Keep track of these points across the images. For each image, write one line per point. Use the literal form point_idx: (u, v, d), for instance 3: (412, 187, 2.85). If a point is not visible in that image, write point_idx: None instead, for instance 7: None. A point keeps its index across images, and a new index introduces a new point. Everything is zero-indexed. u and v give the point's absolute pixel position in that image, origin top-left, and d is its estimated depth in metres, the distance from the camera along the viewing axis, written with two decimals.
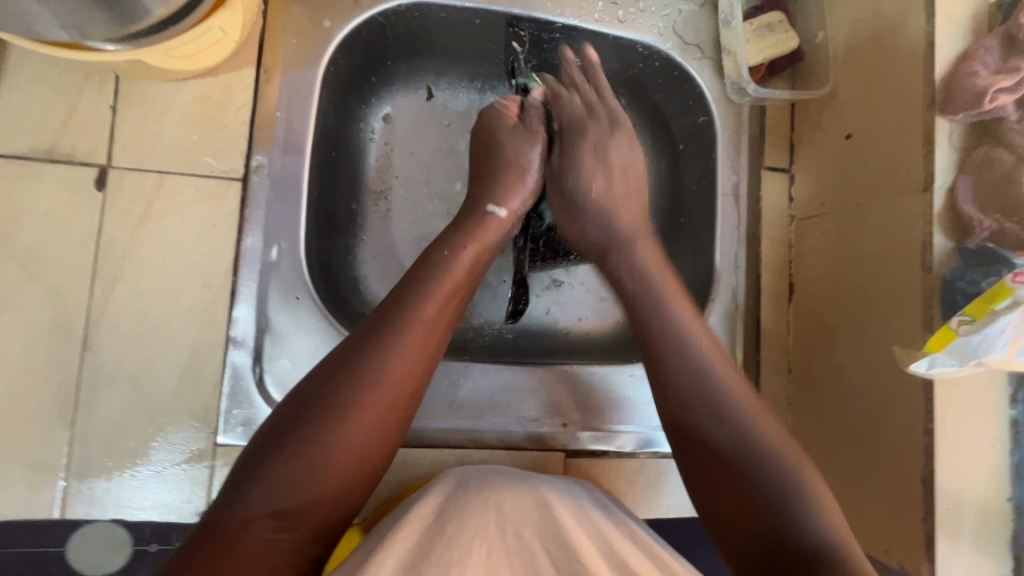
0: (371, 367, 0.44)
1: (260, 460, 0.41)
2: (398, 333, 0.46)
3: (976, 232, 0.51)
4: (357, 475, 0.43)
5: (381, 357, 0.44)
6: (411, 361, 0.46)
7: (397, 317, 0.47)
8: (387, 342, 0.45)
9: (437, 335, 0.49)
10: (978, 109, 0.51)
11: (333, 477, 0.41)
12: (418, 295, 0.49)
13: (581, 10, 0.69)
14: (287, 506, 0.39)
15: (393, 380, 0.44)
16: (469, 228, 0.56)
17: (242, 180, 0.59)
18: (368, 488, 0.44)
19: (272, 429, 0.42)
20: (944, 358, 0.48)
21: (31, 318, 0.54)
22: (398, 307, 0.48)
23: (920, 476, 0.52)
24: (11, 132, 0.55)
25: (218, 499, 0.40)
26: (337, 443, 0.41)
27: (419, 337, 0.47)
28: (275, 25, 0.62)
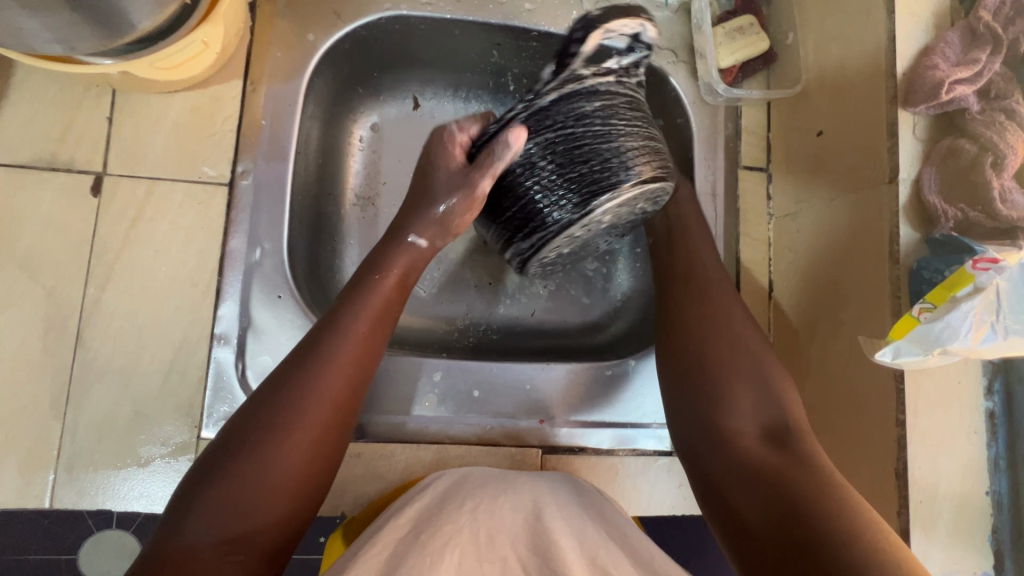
0: (306, 389, 0.47)
1: (201, 489, 0.42)
2: (331, 355, 0.49)
3: (941, 222, 0.52)
4: (298, 494, 0.45)
5: (315, 379, 0.47)
6: (344, 376, 0.49)
7: (325, 341, 0.50)
8: (320, 364, 0.48)
9: (371, 353, 0.52)
10: (937, 100, 0.51)
11: (274, 497, 0.43)
12: (346, 317, 0.51)
13: (556, 18, 0.71)
14: (232, 529, 0.41)
15: (325, 401, 0.47)
16: (390, 250, 0.56)
17: (228, 186, 0.62)
18: (311, 505, 0.46)
19: (210, 458, 0.44)
20: (909, 348, 0.48)
21: (27, 315, 0.57)
22: (326, 330, 0.50)
23: (894, 470, 0.51)
24: (15, 142, 0.59)
25: (161, 529, 0.42)
26: (275, 463, 0.44)
27: (348, 356, 0.50)
28: (262, 40, 0.65)
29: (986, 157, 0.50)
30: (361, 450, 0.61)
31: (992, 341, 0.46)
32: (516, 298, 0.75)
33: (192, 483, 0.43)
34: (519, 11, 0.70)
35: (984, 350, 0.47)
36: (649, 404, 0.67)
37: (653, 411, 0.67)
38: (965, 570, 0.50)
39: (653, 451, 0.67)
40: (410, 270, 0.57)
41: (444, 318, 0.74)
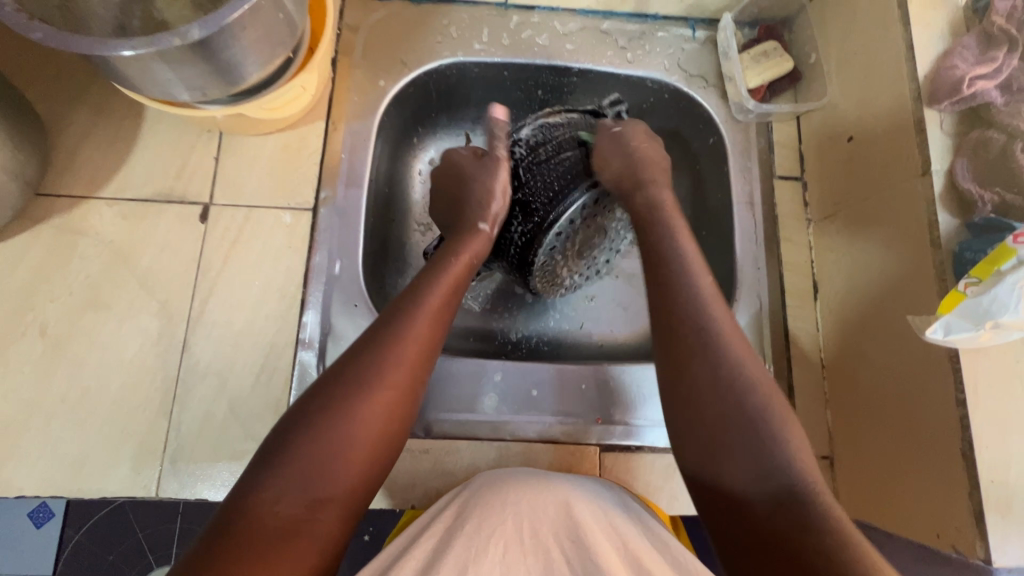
0: (380, 364, 0.50)
1: (285, 445, 0.46)
2: (405, 331, 0.53)
3: (979, 207, 0.54)
4: (374, 453, 0.48)
5: (391, 352, 0.51)
6: (416, 350, 0.53)
7: (403, 312, 0.54)
8: (393, 344, 0.52)
9: (439, 330, 0.56)
10: (959, 96, 0.55)
11: (354, 452, 0.47)
12: (418, 296, 0.56)
13: (593, 55, 0.80)
14: (315, 480, 0.45)
15: (404, 372, 0.51)
16: (460, 239, 0.63)
17: (312, 211, 0.71)
18: (384, 464, 0.50)
19: (287, 424, 0.47)
20: (959, 323, 0.49)
21: (145, 325, 0.66)
22: (403, 305, 0.55)
23: (960, 451, 0.51)
24: (142, 180, 0.70)
25: (250, 476, 0.45)
26: (357, 423, 0.48)
27: (422, 330, 0.54)
28: (341, 87, 0.76)
29: (1015, 143, 0.53)
30: (429, 445, 0.66)
31: None
32: (567, 313, 0.82)
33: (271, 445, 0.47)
34: (561, 52, 0.79)
35: None
36: None
37: None
38: None
39: None
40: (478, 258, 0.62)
41: (499, 331, 0.80)
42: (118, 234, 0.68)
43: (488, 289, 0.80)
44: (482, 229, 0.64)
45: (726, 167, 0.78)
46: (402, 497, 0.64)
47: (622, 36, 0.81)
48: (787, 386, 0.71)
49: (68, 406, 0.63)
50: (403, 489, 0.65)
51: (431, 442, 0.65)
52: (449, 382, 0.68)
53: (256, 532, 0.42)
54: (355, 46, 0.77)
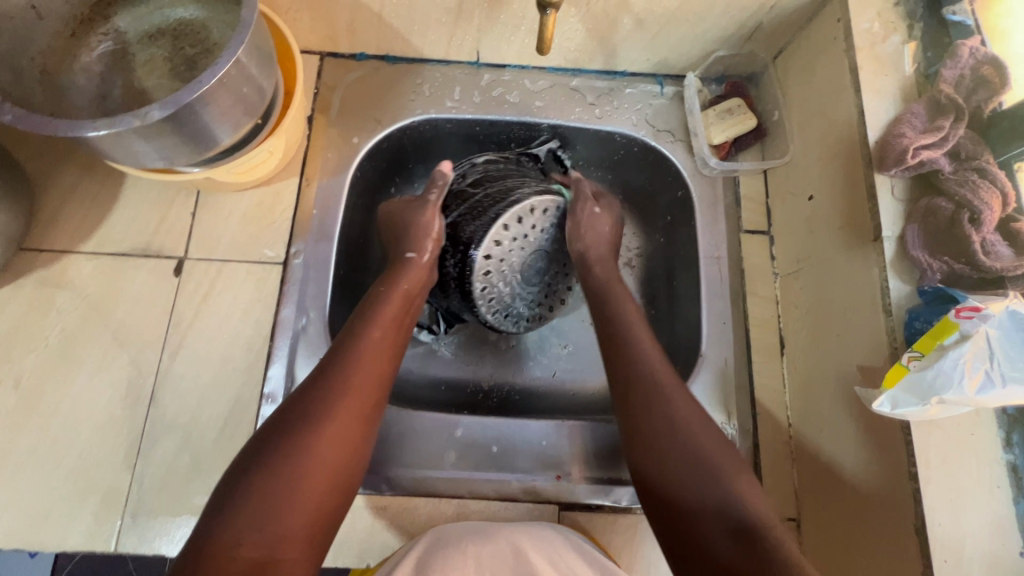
0: (330, 399, 0.54)
1: (240, 482, 0.48)
2: (353, 364, 0.56)
3: (928, 275, 0.53)
4: (329, 483, 0.51)
5: (340, 384, 0.55)
6: (365, 381, 0.56)
7: (349, 345, 0.58)
8: (342, 379, 0.55)
9: (387, 359, 0.60)
10: (906, 164, 0.55)
11: (308, 484, 0.50)
12: (364, 328, 0.60)
13: (562, 110, 0.82)
14: (273, 514, 0.47)
15: (352, 402, 0.55)
16: (394, 272, 0.66)
17: (283, 265, 0.73)
18: (343, 491, 0.53)
19: (241, 463, 0.50)
20: (906, 397, 0.48)
21: (115, 378, 0.68)
22: (350, 339, 0.59)
23: (913, 526, 0.50)
24: (122, 235, 0.73)
25: (208, 517, 0.48)
26: (309, 456, 0.50)
27: (369, 361, 0.57)
28: (316, 144, 0.78)
29: (963, 214, 0.53)
30: (388, 501, 0.66)
31: (992, 391, 0.47)
32: (539, 361, 0.82)
33: (227, 483, 0.49)
34: (531, 108, 0.82)
35: (985, 399, 0.47)
36: None
37: None
38: None
39: None
40: (418, 287, 0.66)
41: (469, 379, 0.80)
42: (95, 288, 0.70)
43: (459, 337, 0.81)
44: (411, 257, 0.67)
45: (693, 221, 0.79)
46: (359, 554, 0.64)
47: (591, 93, 0.82)
48: (753, 444, 0.70)
49: (36, 458, 0.64)
50: (360, 546, 0.64)
51: (389, 498, 0.66)
52: (410, 436, 0.68)
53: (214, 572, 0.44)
54: (331, 105, 0.80)
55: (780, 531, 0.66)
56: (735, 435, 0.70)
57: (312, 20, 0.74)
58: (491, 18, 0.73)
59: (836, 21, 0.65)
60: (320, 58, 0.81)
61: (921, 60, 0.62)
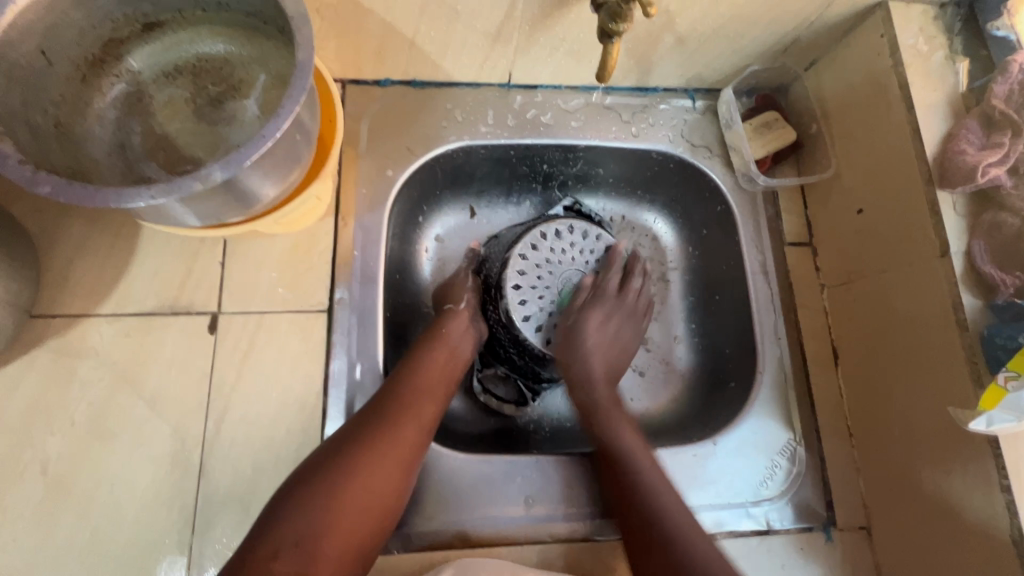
0: (387, 434, 0.57)
1: (290, 497, 0.51)
2: (403, 400, 0.60)
3: (1001, 290, 0.55)
4: (371, 509, 0.53)
5: (391, 418, 0.58)
6: (414, 418, 0.59)
7: (400, 383, 0.62)
8: (399, 415, 0.58)
9: (435, 399, 0.63)
10: (973, 183, 0.57)
11: (351, 504, 0.52)
12: (412, 370, 0.63)
13: (599, 130, 0.80)
14: (317, 530, 0.49)
15: (400, 436, 0.57)
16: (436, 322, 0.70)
17: (328, 312, 0.68)
18: (384, 519, 0.55)
19: (298, 478, 0.52)
20: (1003, 415, 0.50)
21: (156, 452, 0.62)
22: (402, 378, 0.62)
23: (1010, 536, 0.52)
24: (144, 293, 0.66)
25: (256, 528, 0.50)
26: (355, 482, 0.53)
27: (417, 400, 0.61)
28: (348, 179, 0.74)
29: None
30: (468, 554, 0.63)
31: None
32: None
33: (279, 498, 0.52)
34: (567, 130, 0.79)
35: None
36: (738, 486, 0.68)
37: (744, 490, 0.68)
38: None
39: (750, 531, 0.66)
40: (459, 334, 0.70)
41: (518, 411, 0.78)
42: (121, 354, 0.64)
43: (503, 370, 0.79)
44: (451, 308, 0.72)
45: (737, 236, 0.79)
46: None
47: (626, 111, 0.81)
48: (819, 457, 0.70)
49: (78, 551, 0.58)
50: None
51: (468, 550, 0.63)
52: (481, 484, 0.66)
53: None
54: (359, 135, 0.76)
55: (855, 541, 0.67)
56: (802, 451, 0.70)
57: (338, 48, 0.69)
58: (530, 40, 0.70)
59: (878, 36, 0.66)
60: (342, 85, 0.77)
61: (968, 74, 0.63)
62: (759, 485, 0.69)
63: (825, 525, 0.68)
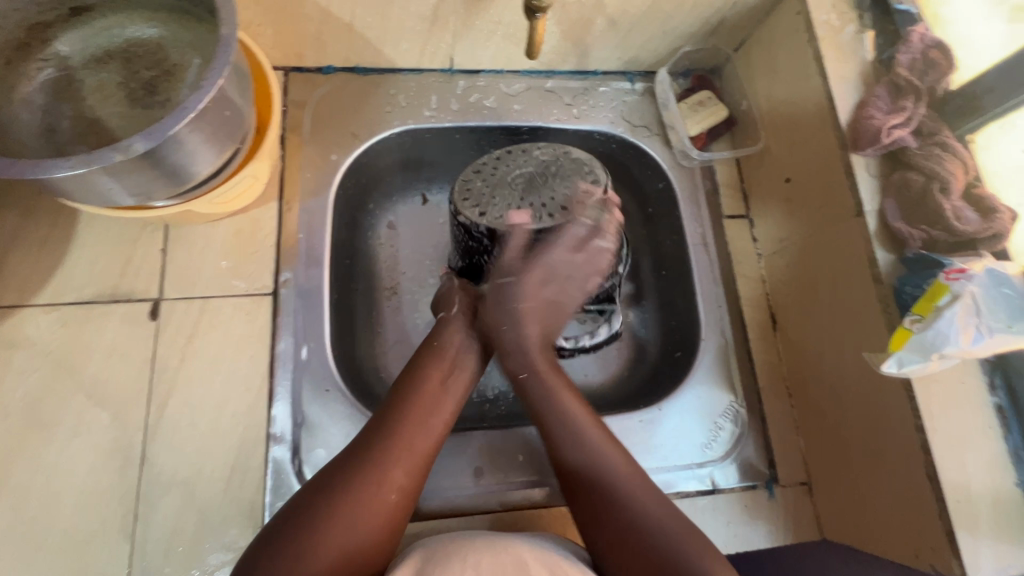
0: (371, 476, 0.51)
1: (263, 554, 0.46)
2: (394, 438, 0.54)
3: (910, 243, 0.58)
4: (352, 563, 0.48)
5: (380, 459, 0.53)
6: (405, 461, 0.54)
7: (392, 416, 0.56)
8: (387, 452, 0.53)
9: (434, 434, 0.57)
10: (880, 143, 0.60)
11: (331, 561, 0.47)
12: (410, 398, 0.58)
13: (541, 113, 0.82)
14: None
15: (391, 481, 0.52)
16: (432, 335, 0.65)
17: (273, 295, 0.68)
18: (368, 575, 0.50)
19: (271, 535, 0.48)
20: (910, 356, 0.54)
21: (97, 441, 0.61)
22: (393, 411, 0.57)
23: (926, 473, 0.55)
24: (82, 282, 0.65)
25: None
26: (333, 535, 0.47)
27: (412, 438, 0.55)
28: (292, 164, 0.74)
29: (934, 184, 0.59)
30: (419, 527, 0.63)
31: (982, 341, 0.52)
32: None
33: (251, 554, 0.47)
34: (510, 113, 0.81)
35: (976, 349, 0.53)
36: (684, 448, 0.70)
37: (691, 452, 0.70)
38: (1019, 565, 0.52)
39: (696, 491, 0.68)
40: (462, 347, 0.65)
41: (474, 390, 0.79)
42: (58, 343, 0.63)
43: None
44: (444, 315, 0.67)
45: (678, 211, 0.81)
46: None
47: (567, 93, 0.83)
48: (761, 418, 0.73)
49: (14, 543, 0.57)
50: None
51: (418, 524, 0.63)
52: (433, 457, 0.67)
53: None
54: (302, 122, 0.76)
55: (796, 496, 0.70)
56: (744, 413, 0.73)
57: (276, 34, 0.70)
58: (467, 23, 0.72)
59: (795, 14, 0.70)
60: (285, 74, 0.77)
61: (875, 47, 0.67)
62: (703, 447, 0.71)
63: (767, 483, 0.70)
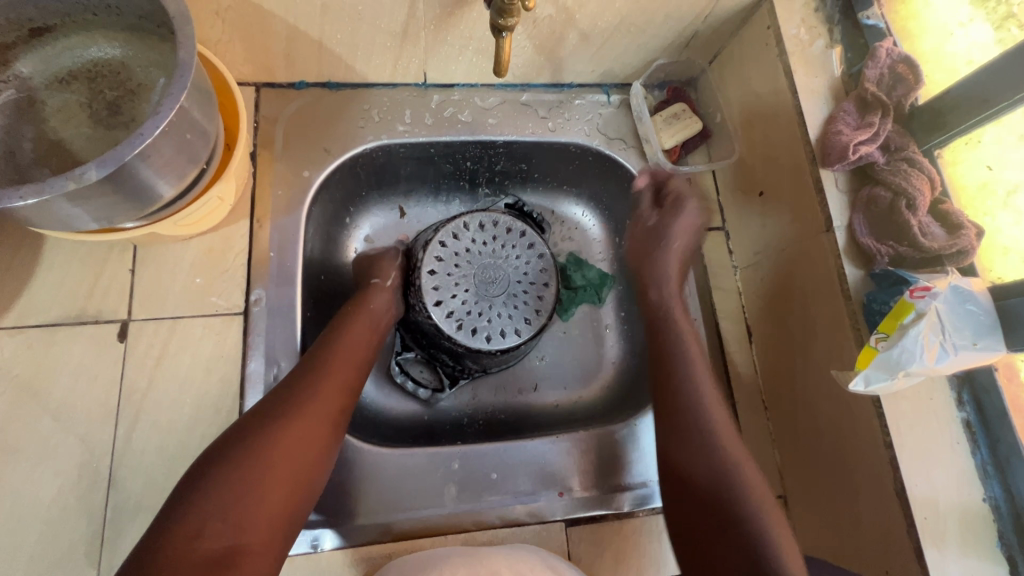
0: (304, 405, 0.56)
1: (204, 477, 0.49)
2: (321, 374, 0.59)
3: (878, 260, 0.59)
4: (295, 476, 0.53)
5: (310, 389, 0.58)
6: (335, 391, 0.59)
7: (319, 357, 0.61)
8: (315, 385, 0.58)
9: (359, 370, 0.64)
10: (848, 160, 0.61)
11: (275, 475, 0.52)
12: (337, 340, 0.64)
13: (517, 126, 0.82)
14: (237, 505, 0.48)
15: (321, 406, 0.57)
16: (360, 300, 0.70)
17: (243, 314, 0.68)
18: (312, 488, 0.55)
19: (212, 456, 0.51)
20: (877, 374, 0.53)
21: (62, 466, 0.60)
22: (320, 352, 0.62)
23: (894, 490, 0.55)
24: (49, 303, 0.65)
25: (163, 514, 0.48)
26: (273, 453, 0.52)
27: (340, 372, 0.61)
28: (264, 180, 0.74)
29: (901, 200, 0.59)
30: (390, 548, 0.62)
31: (947, 359, 0.53)
32: (519, 378, 0.82)
33: (190, 481, 0.50)
34: (484, 127, 0.81)
35: (942, 367, 0.53)
36: None
37: None
38: None
39: None
40: (381, 308, 0.70)
41: (452, 407, 0.79)
42: (23, 366, 0.62)
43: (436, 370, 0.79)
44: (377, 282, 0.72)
45: None
46: None
47: (542, 106, 0.83)
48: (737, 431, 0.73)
49: None
50: None
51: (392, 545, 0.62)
52: (408, 476, 0.66)
53: (177, 561, 0.44)
54: (274, 139, 0.75)
55: None
56: None
57: (245, 50, 0.69)
58: (438, 39, 0.71)
59: (765, 28, 0.70)
60: (256, 89, 0.76)
61: (844, 61, 0.67)
62: None
63: None
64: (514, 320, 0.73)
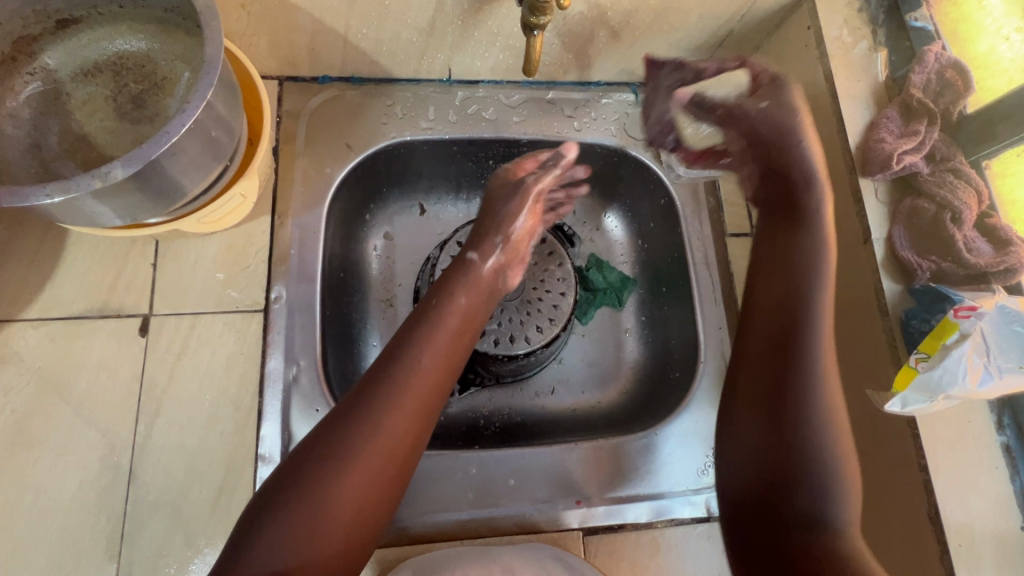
0: (373, 436, 0.50)
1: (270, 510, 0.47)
2: (390, 401, 0.52)
3: (919, 274, 0.57)
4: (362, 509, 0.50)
5: (377, 417, 0.51)
6: (408, 418, 0.53)
7: (391, 374, 0.54)
8: (384, 410, 0.52)
9: (438, 387, 0.56)
10: (891, 169, 0.58)
11: (339, 514, 0.48)
12: (413, 351, 0.55)
13: (543, 125, 0.80)
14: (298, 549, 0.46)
15: (389, 438, 0.51)
16: (459, 274, 0.63)
17: (263, 311, 0.67)
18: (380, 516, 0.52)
19: (277, 484, 0.49)
20: (915, 396, 0.53)
21: (83, 459, 0.60)
22: (394, 366, 0.54)
23: (928, 515, 0.53)
24: (72, 296, 0.65)
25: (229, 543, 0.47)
26: (337, 492, 0.48)
27: (414, 396, 0.53)
28: (286, 176, 0.73)
29: (946, 214, 0.57)
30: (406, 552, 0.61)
31: (990, 382, 0.52)
32: (536, 381, 0.81)
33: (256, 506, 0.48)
34: (508, 125, 0.79)
35: (983, 391, 0.53)
36: (680, 471, 0.69)
37: (687, 477, 0.69)
38: None
39: (692, 519, 0.67)
40: (470, 301, 0.62)
41: (469, 408, 0.78)
42: (46, 359, 0.63)
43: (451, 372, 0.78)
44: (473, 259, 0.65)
45: (680, 227, 0.79)
46: None
47: (568, 105, 0.81)
48: None
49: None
50: None
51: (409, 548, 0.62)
52: (423, 480, 0.66)
53: None
54: (296, 134, 0.75)
55: None
56: None
57: (269, 43, 0.68)
58: (465, 35, 0.70)
59: (805, 28, 0.67)
60: (280, 83, 0.76)
61: (888, 65, 0.65)
62: (699, 474, 0.69)
63: None
64: (516, 327, 0.73)
